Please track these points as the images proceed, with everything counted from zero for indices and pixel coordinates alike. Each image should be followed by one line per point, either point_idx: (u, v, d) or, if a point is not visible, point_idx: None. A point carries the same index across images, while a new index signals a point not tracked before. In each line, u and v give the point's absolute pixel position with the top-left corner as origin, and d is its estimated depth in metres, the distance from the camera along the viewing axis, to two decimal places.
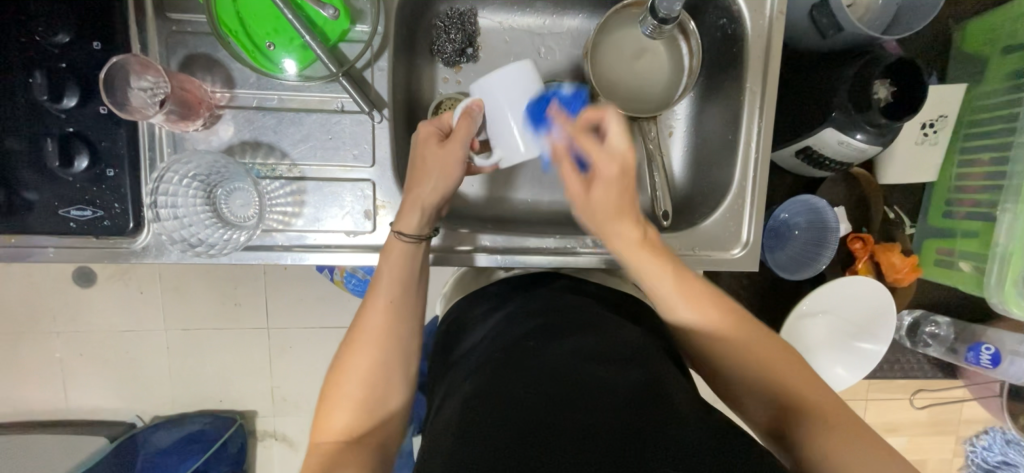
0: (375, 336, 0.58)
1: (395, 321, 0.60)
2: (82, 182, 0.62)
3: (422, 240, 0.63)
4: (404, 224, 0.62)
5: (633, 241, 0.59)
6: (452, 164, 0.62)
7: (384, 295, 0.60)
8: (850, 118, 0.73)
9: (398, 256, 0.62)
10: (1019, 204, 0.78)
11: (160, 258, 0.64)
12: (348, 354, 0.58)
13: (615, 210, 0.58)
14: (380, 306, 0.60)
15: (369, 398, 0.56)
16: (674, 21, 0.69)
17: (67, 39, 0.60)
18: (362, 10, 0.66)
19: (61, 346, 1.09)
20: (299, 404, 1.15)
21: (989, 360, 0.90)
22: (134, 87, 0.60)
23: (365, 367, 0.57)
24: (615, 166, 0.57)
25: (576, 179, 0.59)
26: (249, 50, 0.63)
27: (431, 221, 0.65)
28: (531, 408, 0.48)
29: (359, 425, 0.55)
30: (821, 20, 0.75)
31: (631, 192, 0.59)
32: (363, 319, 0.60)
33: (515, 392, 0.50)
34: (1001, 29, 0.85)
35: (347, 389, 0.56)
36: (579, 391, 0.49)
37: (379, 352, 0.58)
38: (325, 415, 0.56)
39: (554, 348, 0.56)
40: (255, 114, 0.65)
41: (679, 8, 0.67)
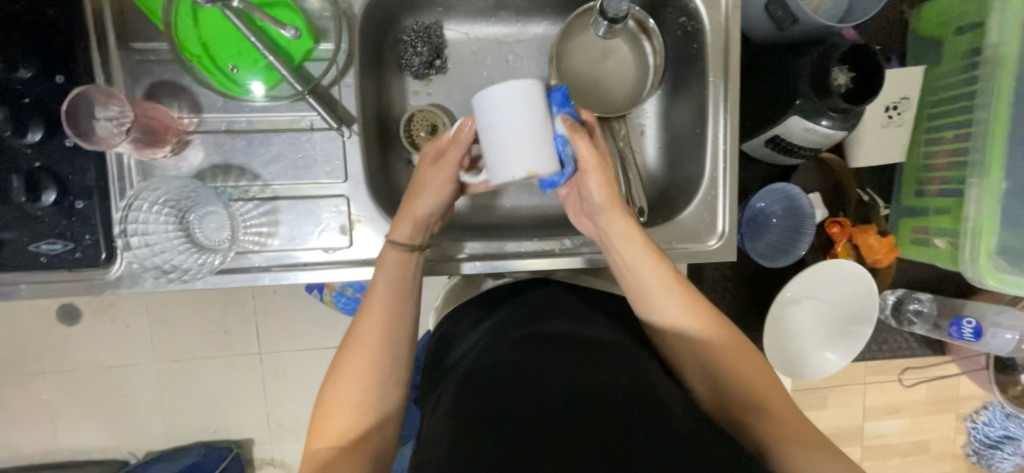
0: (371, 341, 0.58)
1: (392, 330, 0.59)
2: (51, 216, 0.61)
3: (415, 250, 0.64)
4: (398, 232, 0.63)
5: (637, 242, 0.62)
6: (446, 182, 0.64)
7: (379, 303, 0.60)
8: (814, 106, 0.75)
9: (393, 264, 0.62)
10: (986, 179, 0.79)
11: (135, 287, 0.64)
12: (343, 361, 0.58)
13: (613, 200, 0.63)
14: (376, 314, 0.59)
15: (365, 406, 0.56)
16: (624, 20, 0.70)
17: (29, 74, 0.60)
18: (325, 28, 0.66)
19: (48, 387, 1.07)
20: (296, 429, 1.14)
21: (971, 334, 0.92)
22: (98, 118, 0.59)
23: (360, 373, 0.57)
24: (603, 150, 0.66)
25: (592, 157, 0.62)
26: (213, 74, 0.64)
27: (427, 232, 0.65)
28: (520, 415, 0.49)
29: (354, 432, 0.55)
30: (776, 13, 0.77)
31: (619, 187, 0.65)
32: (358, 329, 0.59)
33: (507, 400, 0.51)
34: (952, 11, 0.87)
35: (343, 396, 0.56)
36: (568, 396, 0.50)
37: (376, 359, 0.58)
38: (320, 424, 0.56)
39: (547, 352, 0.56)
40: (225, 137, 0.66)
41: (627, 7, 0.68)
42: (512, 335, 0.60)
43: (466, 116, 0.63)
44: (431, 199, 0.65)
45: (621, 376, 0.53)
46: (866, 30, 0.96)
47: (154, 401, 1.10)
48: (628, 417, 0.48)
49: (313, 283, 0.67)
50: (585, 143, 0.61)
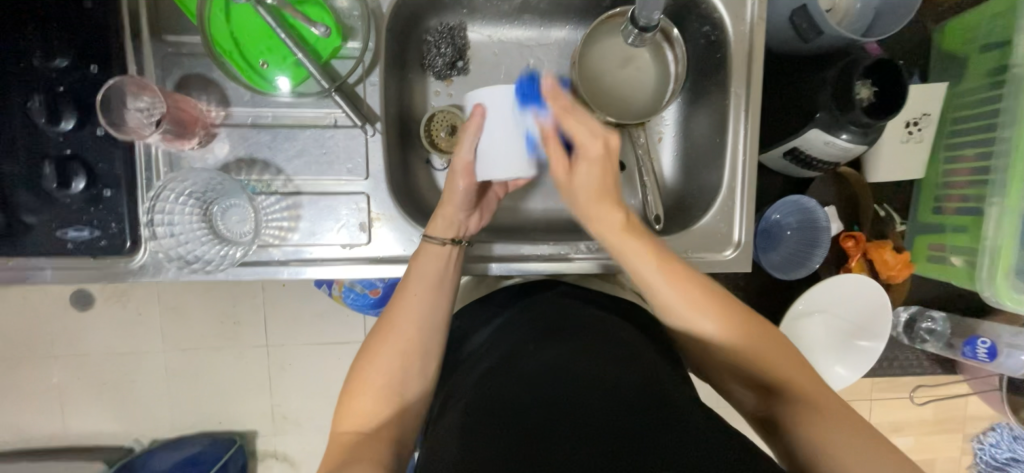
0: (404, 326, 0.62)
1: (423, 316, 0.63)
2: (80, 202, 0.63)
3: (450, 244, 0.67)
4: (434, 227, 0.67)
5: (618, 226, 0.61)
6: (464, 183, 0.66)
7: (413, 289, 0.64)
8: (835, 119, 0.75)
9: (432, 257, 0.66)
10: (1006, 198, 0.79)
11: (157, 276, 0.65)
12: (376, 344, 0.61)
13: (599, 190, 0.62)
14: (410, 299, 0.63)
15: (390, 388, 0.59)
16: (655, 29, 0.70)
17: (66, 63, 0.61)
18: (353, 27, 0.67)
19: (60, 370, 1.09)
20: (300, 422, 1.15)
21: (986, 353, 0.91)
22: (130, 108, 0.61)
23: (391, 355, 0.60)
24: (597, 146, 0.62)
25: (563, 160, 0.63)
26: (242, 68, 0.64)
27: (459, 227, 0.68)
28: (538, 414, 0.50)
29: (379, 414, 0.57)
30: (800, 24, 0.76)
31: (613, 174, 0.63)
32: (393, 313, 0.63)
33: (524, 401, 0.52)
34: (978, 28, 0.87)
35: (371, 378, 0.59)
36: (587, 396, 0.51)
37: (406, 343, 0.61)
38: (349, 403, 0.58)
39: (563, 348, 0.58)
40: (250, 131, 0.67)
41: (659, 16, 0.68)
42: (530, 336, 0.61)
43: (477, 105, 0.61)
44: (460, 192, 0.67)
45: (634, 376, 0.54)
46: (889, 44, 0.95)
47: (163, 388, 1.11)
48: (640, 418, 0.49)
49: (330, 279, 0.68)
50: (556, 144, 0.62)
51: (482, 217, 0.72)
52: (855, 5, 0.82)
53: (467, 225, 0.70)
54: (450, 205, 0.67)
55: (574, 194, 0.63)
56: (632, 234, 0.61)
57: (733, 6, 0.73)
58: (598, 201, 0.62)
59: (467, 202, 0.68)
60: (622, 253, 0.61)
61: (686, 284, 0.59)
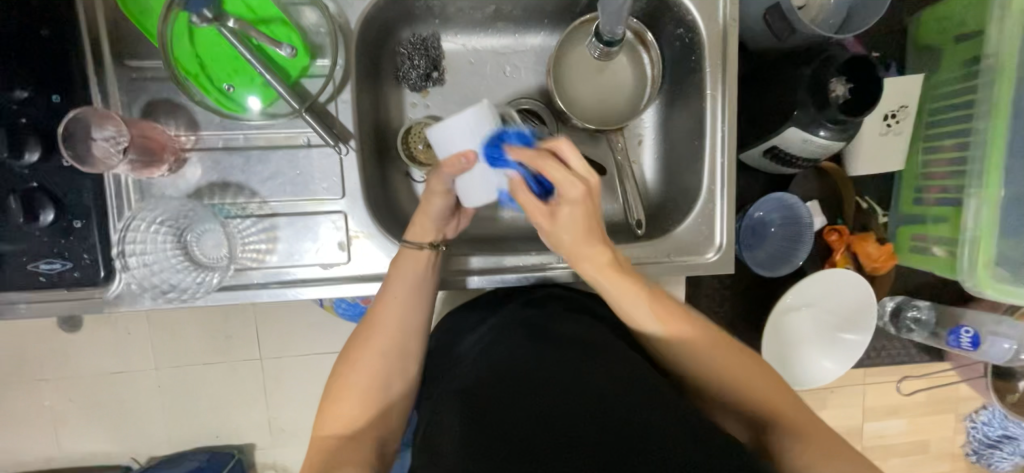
0: (385, 329, 0.61)
1: (403, 318, 0.63)
2: (49, 235, 0.61)
3: (428, 248, 0.66)
4: (412, 233, 0.65)
5: (603, 264, 0.59)
6: (441, 208, 0.64)
7: (393, 292, 0.63)
8: (812, 117, 0.75)
9: (411, 262, 0.65)
10: (983, 190, 0.79)
11: (134, 305, 0.64)
12: (357, 348, 0.61)
13: (583, 231, 0.57)
14: (391, 304, 0.63)
15: (373, 392, 0.59)
16: (619, 42, 0.70)
17: (25, 94, 0.59)
18: (321, 44, 0.66)
19: (50, 393, 1.07)
20: (297, 434, 1.14)
21: (969, 342, 0.92)
22: (96, 138, 0.59)
23: (372, 357, 0.60)
24: (580, 188, 0.55)
25: (538, 203, 0.57)
26: (210, 92, 0.63)
27: (439, 233, 0.66)
28: (523, 428, 0.48)
29: (362, 417, 0.58)
30: (775, 24, 0.77)
31: (597, 214, 0.58)
32: (376, 318, 0.62)
33: (510, 414, 0.50)
34: (952, 18, 0.87)
35: (353, 380, 0.59)
36: (572, 395, 0.50)
37: (387, 344, 0.61)
38: (330, 407, 0.58)
39: (544, 350, 0.57)
40: (222, 154, 0.66)
41: (623, 29, 0.68)
42: (515, 341, 0.60)
43: (466, 151, 0.57)
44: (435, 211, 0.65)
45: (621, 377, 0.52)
46: (866, 37, 0.95)
47: (156, 406, 1.10)
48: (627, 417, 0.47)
49: (314, 300, 0.68)
50: (528, 194, 0.58)
51: (462, 222, 0.69)
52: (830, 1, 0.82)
53: (446, 232, 0.68)
54: (426, 216, 0.65)
55: (557, 238, 0.58)
56: (621, 276, 0.59)
57: (705, 7, 0.72)
58: (584, 243, 0.58)
59: (444, 213, 0.65)
60: (616, 298, 0.60)
61: (664, 307, 0.60)
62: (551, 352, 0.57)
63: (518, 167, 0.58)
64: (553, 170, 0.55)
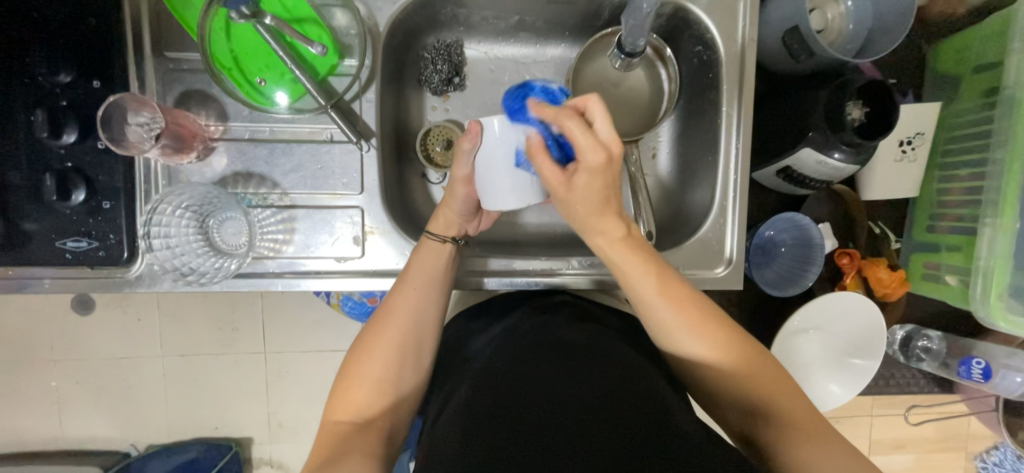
0: (400, 323, 0.62)
1: (419, 312, 0.63)
2: (78, 214, 0.64)
3: (450, 242, 0.68)
4: (433, 226, 0.67)
5: (617, 239, 0.58)
6: (466, 199, 0.65)
7: (410, 288, 0.64)
8: (827, 138, 0.75)
9: (431, 253, 0.66)
10: (999, 219, 0.79)
11: (153, 287, 0.66)
12: (372, 339, 0.62)
13: (598, 204, 0.55)
14: (407, 294, 0.63)
15: (386, 381, 0.60)
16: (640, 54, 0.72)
17: (68, 78, 0.62)
18: (350, 45, 0.68)
19: (58, 374, 1.10)
20: (296, 430, 1.15)
21: (980, 374, 0.91)
22: (131, 123, 0.62)
23: (387, 349, 0.60)
24: (597, 153, 0.53)
25: (555, 170, 0.55)
26: (241, 85, 0.66)
27: (460, 229, 0.68)
28: (528, 425, 0.51)
29: (373, 406, 0.59)
30: (792, 45, 0.77)
31: (616, 183, 0.56)
32: (392, 306, 0.63)
33: (516, 410, 0.52)
34: (971, 49, 0.87)
35: (367, 370, 0.60)
36: (578, 398, 0.52)
37: (402, 338, 0.61)
38: (345, 393, 0.59)
39: (552, 349, 0.58)
40: (248, 145, 0.68)
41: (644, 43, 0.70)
42: (522, 341, 0.61)
43: (471, 120, 0.59)
44: (459, 205, 0.66)
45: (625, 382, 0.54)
46: (883, 64, 0.96)
47: (160, 393, 1.12)
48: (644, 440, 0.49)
49: (326, 291, 0.69)
50: (545, 159, 0.55)
51: (480, 223, 0.72)
52: (848, 26, 0.84)
53: (467, 228, 0.70)
54: (450, 208, 0.66)
55: (570, 202, 0.56)
56: (635, 250, 0.59)
57: (725, 26, 0.73)
58: (599, 215, 0.56)
59: (467, 210, 0.67)
60: (622, 271, 0.59)
61: (712, 335, 0.58)
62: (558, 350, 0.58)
63: (540, 124, 0.56)
64: (572, 126, 0.53)
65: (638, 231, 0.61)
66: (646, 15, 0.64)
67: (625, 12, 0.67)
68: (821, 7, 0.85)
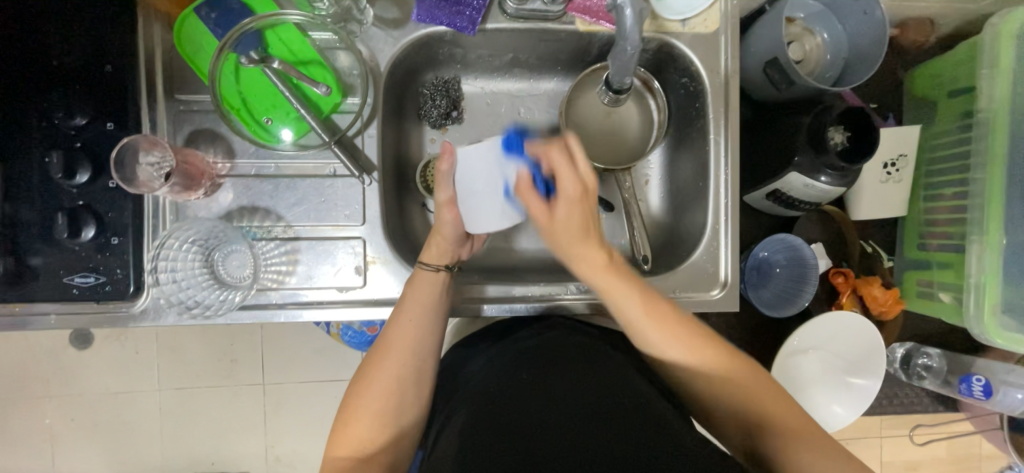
0: (398, 355, 0.62)
1: (418, 343, 0.64)
2: (87, 250, 0.65)
3: (444, 270, 0.69)
4: (428, 256, 0.69)
5: (599, 264, 0.59)
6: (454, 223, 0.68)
7: (408, 317, 0.65)
8: (812, 163, 0.79)
9: (427, 283, 0.67)
10: (984, 236, 0.81)
11: (157, 321, 0.67)
12: (371, 371, 0.62)
13: (581, 227, 0.57)
14: (405, 326, 0.64)
15: (386, 415, 0.60)
16: (628, 90, 0.75)
17: (83, 121, 0.65)
18: (352, 84, 0.72)
19: (53, 411, 1.08)
20: (294, 464, 1.13)
21: (981, 391, 0.92)
22: (142, 162, 0.65)
23: (386, 381, 0.61)
24: (576, 186, 0.57)
25: (539, 203, 0.58)
26: (250, 124, 0.69)
27: (454, 255, 0.70)
28: (529, 429, 0.53)
29: (375, 440, 0.59)
30: (773, 75, 0.81)
31: (595, 212, 0.59)
32: (388, 338, 0.64)
33: (518, 418, 0.55)
34: (944, 75, 0.92)
35: (367, 404, 0.60)
36: (572, 407, 0.55)
37: (401, 370, 0.62)
38: (346, 428, 0.60)
39: (550, 375, 0.60)
40: (254, 181, 0.70)
41: (631, 80, 0.72)
42: (520, 366, 0.63)
43: (443, 143, 0.64)
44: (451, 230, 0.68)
45: (619, 393, 0.57)
46: (862, 90, 1.00)
47: (156, 428, 1.11)
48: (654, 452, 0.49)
49: (327, 322, 0.70)
50: (531, 194, 0.59)
51: (473, 247, 0.74)
52: (826, 56, 0.88)
53: (460, 254, 0.71)
54: (443, 236, 0.68)
55: (556, 237, 0.59)
56: (619, 276, 0.59)
57: (708, 59, 0.77)
58: (580, 238, 0.58)
59: (459, 236, 0.69)
60: (606, 292, 0.60)
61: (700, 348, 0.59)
62: (555, 377, 0.60)
63: (529, 162, 0.61)
64: (556, 160, 0.58)
65: (621, 259, 0.62)
66: (631, 56, 0.67)
67: (612, 50, 0.69)
68: (798, 40, 0.88)
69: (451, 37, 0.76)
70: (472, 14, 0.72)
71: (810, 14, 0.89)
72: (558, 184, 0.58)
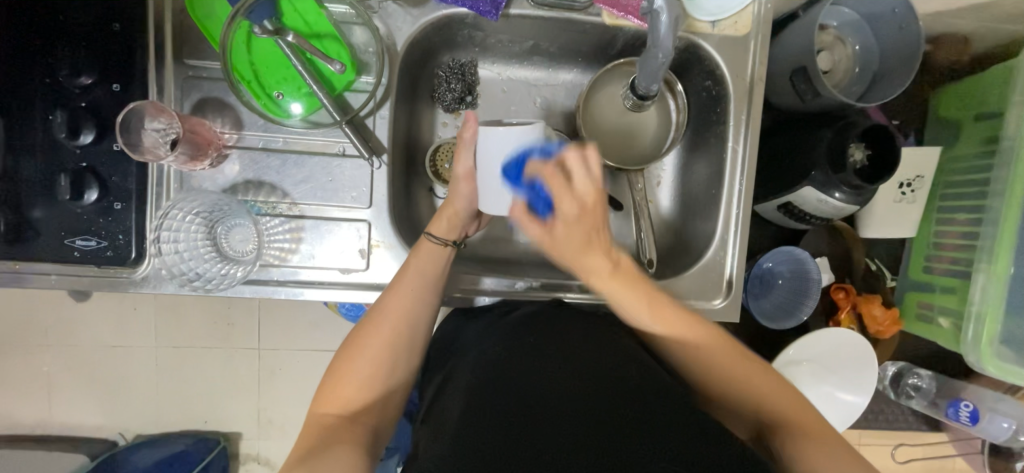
0: (393, 320, 0.62)
1: (415, 312, 0.63)
2: (89, 213, 0.65)
3: (451, 245, 0.68)
4: (435, 227, 0.68)
5: (606, 275, 0.57)
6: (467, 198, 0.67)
7: (407, 283, 0.64)
8: (828, 178, 0.77)
9: (429, 253, 0.67)
10: (992, 266, 0.81)
11: (158, 289, 0.67)
12: (366, 332, 0.61)
13: (583, 246, 0.56)
14: (405, 293, 0.64)
15: (379, 376, 0.60)
16: (653, 96, 0.72)
17: (89, 80, 0.64)
18: (368, 62, 0.70)
19: (50, 360, 1.10)
20: (285, 428, 1.15)
21: (968, 417, 0.93)
22: (148, 128, 0.63)
23: (379, 346, 0.60)
24: (576, 207, 0.56)
25: (536, 226, 0.57)
26: (260, 97, 0.67)
27: (461, 232, 0.70)
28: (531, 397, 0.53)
29: (363, 401, 0.58)
30: (799, 85, 0.79)
31: (599, 226, 0.57)
32: (388, 302, 0.63)
33: (520, 386, 0.54)
34: (973, 97, 0.89)
35: (358, 366, 0.59)
36: (574, 380, 0.55)
37: (396, 335, 0.61)
38: (335, 387, 0.58)
39: (549, 346, 0.60)
40: (260, 155, 0.69)
41: (657, 87, 0.70)
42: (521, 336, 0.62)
43: (466, 112, 0.64)
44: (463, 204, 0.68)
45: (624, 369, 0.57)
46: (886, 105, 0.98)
47: (152, 384, 1.12)
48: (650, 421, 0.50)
49: (327, 302, 0.70)
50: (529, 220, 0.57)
51: (479, 226, 0.74)
52: (855, 69, 0.87)
53: (467, 231, 0.72)
54: (454, 210, 0.68)
55: (556, 251, 0.58)
56: (624, 284, 0.58)
57: (735, 64, 0.75)
58: (583, 252, 0.56)
59: (469, 213, 0.69)
60: (614, 300, 0.59)
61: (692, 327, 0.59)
62: (556, 348, 0.60)
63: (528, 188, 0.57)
64: (553, 182, 0.55)
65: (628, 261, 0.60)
66: (660, 65, 0.65)
67: (641, 57, 0.67)
68: (828, 49, 0.87)
69: (472, 20, 0.73)
70: None
71: (842, 22, 0.86)
72: (557, 205, 0.56)
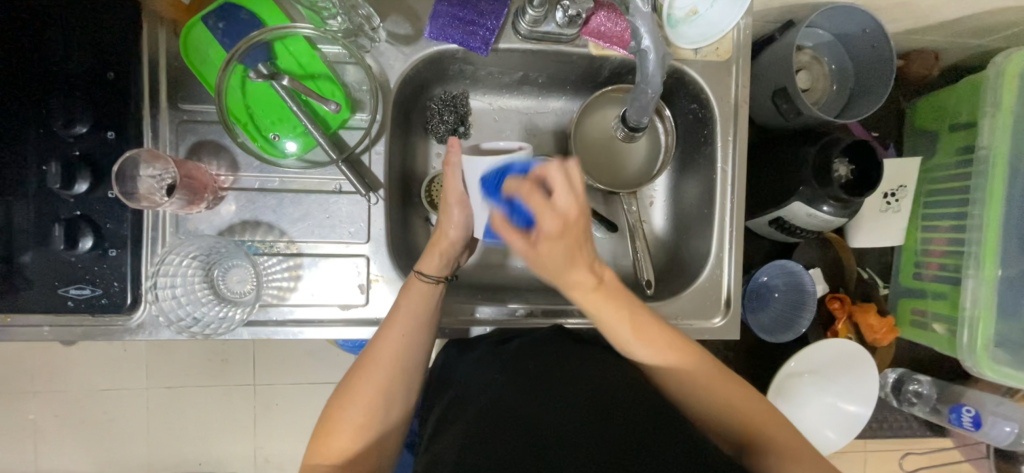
0: (387, 364, 0.61)
1: (407, 355, 0.62)
2: (83, 261, 0.64)
3: (441, 282, 0.68)
4: (426, 266, 0.66)
5: (590, 289, 0.59)
6: (458, 221, 0.66)
7: (400, 326, 0.63)
8: (815, 193, 0.78)
9: (418, 293, 0.66)
10: (980, 271, 0.82)
11: (154, 335, 0.66)
12: (357, 379, 0.60)
13: (567, 262, 0.56)
14: (394, 338, 0.62)
15: (371, 421, 0.58)
16: (645, 127, 0.76)
17: (84, 129, 0.64)
18: (361, 99, 0.71)
19: (36, 407, 1.06)
20: (282, 466, 1.12)
21: (970, 422, 0.94)
22: (143, 175, 0.64)
23: (373, 394, 0.59)
24: (557, 222, 0.54)
25: (519, 238, 0.57)
26: (255, 139, 0.68)
27: (452, 263, 0.69)
28: (524, 426, 0.52)
29: (356, 448, 0.57)
30: (781, 105, 0.82)
31: (583, 242, 0.56)
32: (378, 347, 0.62)
33: (517, 416, 0.53)
34: (945, 109, 0.93)
35: (349, 415, 0.58)
36: (564, 407, 0.53)
37: (387, 381, 0.60)
38: (327, 437, 0.57)
39: (543, 375, 0.59)
40: (256, 195, 0.69)
41: (647, 119, 0.75)
42: (515, 368, 0.61)
43: (451, 138, 0.61)
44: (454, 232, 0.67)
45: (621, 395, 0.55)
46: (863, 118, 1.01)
47: (144, 428, 1.09)
48: (657, 447, 0.48)
49: (325, 339, 0.69)
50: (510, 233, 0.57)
51: (467, 254, 0.74)
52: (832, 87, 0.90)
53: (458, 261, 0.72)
54: (442, 246, 0.67)
55: (542, 266, 0.58)
56: (606, 299, 0.60)
57: (719, 86, 0.77)
58: (574, 267, 0.57)
59: (460, 243, 0.68)
60: (600, 318, 0.61)
61: (659, 346, 0.60)
62: (550, 376, 0.59)
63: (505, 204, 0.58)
64: (534, 200, 0.54)
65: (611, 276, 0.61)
66: (648, 99, 0.70)
67: (632, 90, 0.73)
68: (805, 69, 0.90)
69: (463, 54, 0.75)
70: (485, 35, 0.72)
71: (817, 43, 0.89)
72: (539, 223, 0.55)
